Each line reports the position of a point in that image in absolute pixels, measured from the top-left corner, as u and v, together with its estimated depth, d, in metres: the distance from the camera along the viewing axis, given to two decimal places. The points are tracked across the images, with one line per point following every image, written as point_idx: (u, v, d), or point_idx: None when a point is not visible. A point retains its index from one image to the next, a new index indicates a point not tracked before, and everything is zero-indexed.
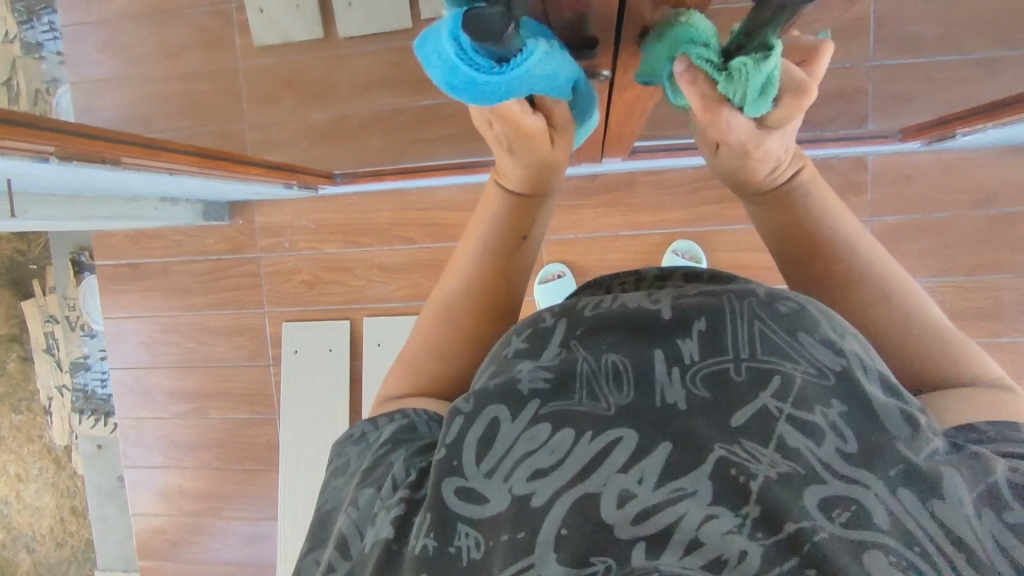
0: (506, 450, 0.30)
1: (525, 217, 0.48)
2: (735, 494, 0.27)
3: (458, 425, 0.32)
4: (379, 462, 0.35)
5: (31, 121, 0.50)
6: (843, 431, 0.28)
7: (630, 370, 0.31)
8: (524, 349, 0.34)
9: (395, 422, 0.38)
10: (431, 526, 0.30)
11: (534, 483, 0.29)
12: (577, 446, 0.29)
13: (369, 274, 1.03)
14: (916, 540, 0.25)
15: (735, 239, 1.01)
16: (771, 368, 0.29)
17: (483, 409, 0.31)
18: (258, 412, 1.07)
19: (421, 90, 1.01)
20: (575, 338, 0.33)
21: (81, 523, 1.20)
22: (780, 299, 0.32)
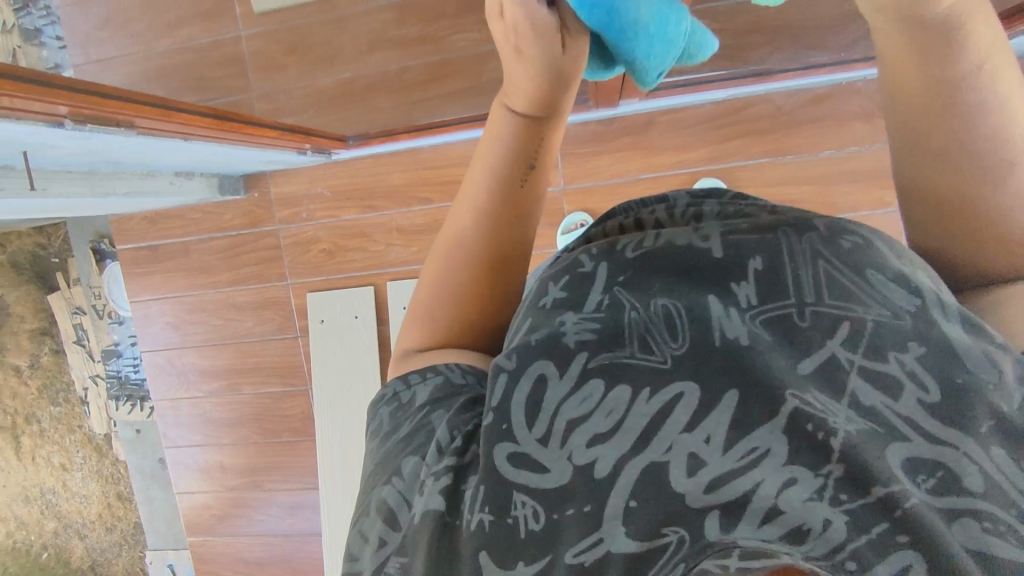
0: (560, 415, 0.25)
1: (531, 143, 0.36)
2: (815, 451, 0.22)
3: (503, 385, 0.26)
4: (417, 430, 0.30)
5: (38, 79, 0.49)
6: (922, 379, 0.23)
7: (684, 314, 0.25)
8: (563, 298, 0.28)
9: (427, 380, 0.32)
10: (487, 498, 0.26)
11: (596, 449, 0.25)
12: (634, 407, 0.25)
13: (389, 238, 1.01)
14: (1018, 499, 0.20)
15: (761, 173, 0.98)
16: (839, 313, 0.24)
17: (530, 368, 0.26)
18: (290, 384, 1.07)
19: (427, 46, 0.98)
20: (615, 287, 0.27)
21: (128, 508, 1.22)
22: (847, 231, 0.27)
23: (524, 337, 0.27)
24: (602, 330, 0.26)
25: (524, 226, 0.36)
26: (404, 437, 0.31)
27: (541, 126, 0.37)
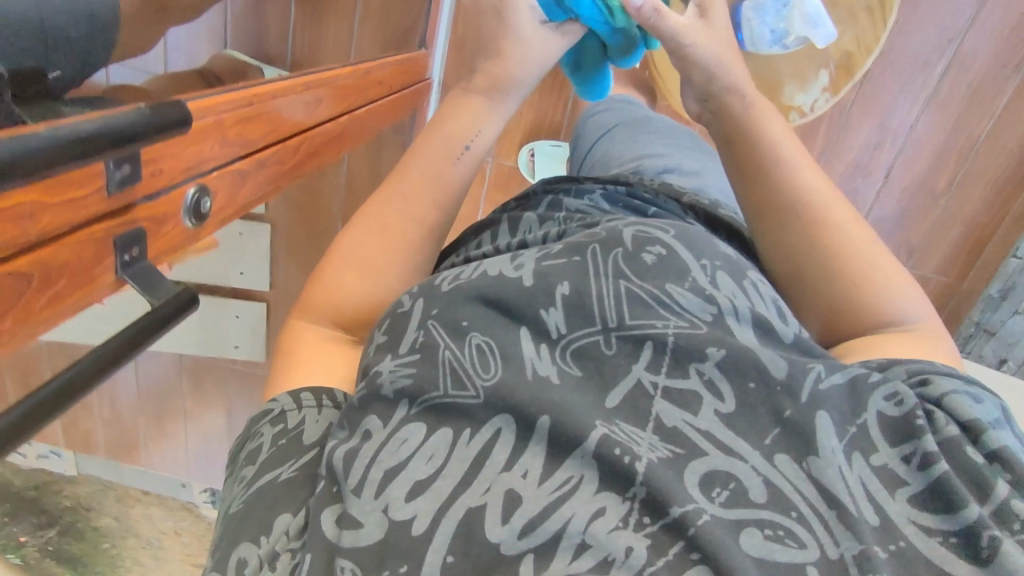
0: (381, 459, 0.36)
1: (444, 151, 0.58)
2: (623, 476, 0.33)
3: (342, 446, 0.38)
4: (299, 475, 0.40)
5: None
6: (722, 393, 0.35)
7: (494, 354, 0.38)
8: (384, 338, 0.42)
9: (318, 420, 0.43)
10: (318, 565, 0.34)
11: (413, 504, 0.34)
12: (456, 448, 0.36)
13: None
14: (792, 502, 0.32)
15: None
16: (641, 335, 0.37)
17: (361, 427, 0.38)
18: None
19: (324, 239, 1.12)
20: (430, 319, 0.40)
21: None
22: (645, 253, 0.40)
23: (356, 401, 0.40)
24: (417, 375, 0.38)
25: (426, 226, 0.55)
26: (285, 479, 0.40)
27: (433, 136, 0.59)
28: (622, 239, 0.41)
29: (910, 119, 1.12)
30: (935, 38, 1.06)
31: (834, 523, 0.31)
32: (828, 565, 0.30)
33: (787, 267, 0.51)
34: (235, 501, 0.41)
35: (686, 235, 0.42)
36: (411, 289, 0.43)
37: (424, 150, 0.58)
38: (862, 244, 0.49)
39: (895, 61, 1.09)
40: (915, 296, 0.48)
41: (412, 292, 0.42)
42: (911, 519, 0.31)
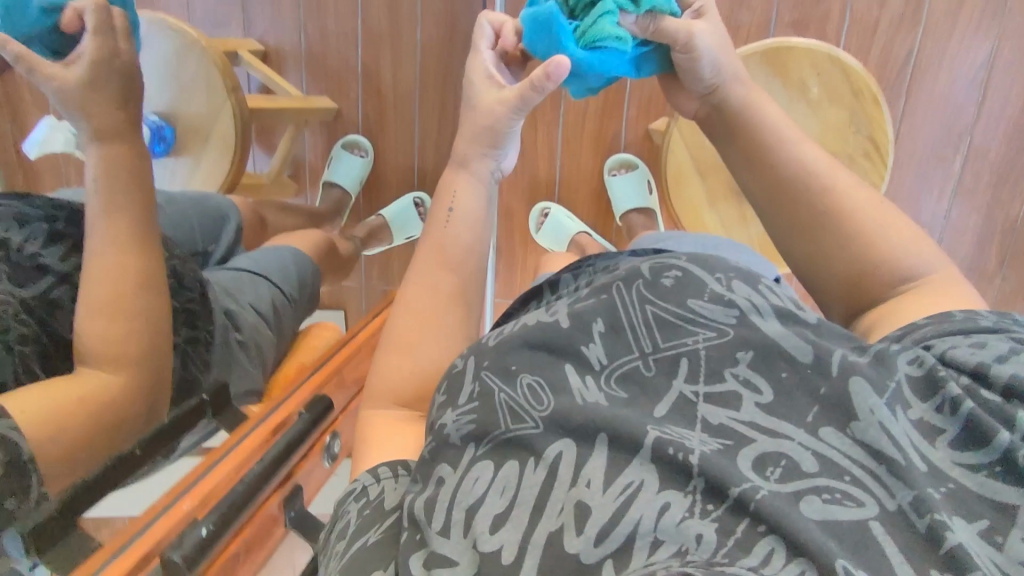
0: (462, 499, 0.40)
1: (443, 225, 0.65)
2: (681, 469, 0.37)
3: (423, 498, 0.43)
4: (385, 534, 0.45)
5: None
6: (758, 386, 0.39)
7: (545, 388, 0.43)
8: (445, 398, 0.47)
9: (395, 482, 0.50)
10: None
11: (500, 536, 0.38)
12: (527, 477, 0.40)
13: None
14: (845, 467, 0.35)
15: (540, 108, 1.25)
16: (674, 351, 0.42)
17: (435, 477, 0.43)
18: None
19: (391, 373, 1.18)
20: (483, 370, 0.45)
21: None
22: (663, 279, 0.45)
23: (427, 457, 0.45)
24: (480, 419, 0.43)
25: (451, 295, 0.61)
26: (373, 542, 0.45)
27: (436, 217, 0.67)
28: (641, 272, 0.46)
29: (941, 212, 1.21)
30: (947, 138, 1.18)
31: (887, 476, 0.35)
32: (890, 516, 0.33)
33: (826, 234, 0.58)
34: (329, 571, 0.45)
35: (697, 258, 0.47)
36: (463, 351, 0.49)
37: (426, 238, 0.66)
38: (874, 210, 0.57)
39: (914, 159, 1.19)
40: (930, 252, 0.55)
41: (464, 353, 0.48)
42: (955, 461, 0.35)
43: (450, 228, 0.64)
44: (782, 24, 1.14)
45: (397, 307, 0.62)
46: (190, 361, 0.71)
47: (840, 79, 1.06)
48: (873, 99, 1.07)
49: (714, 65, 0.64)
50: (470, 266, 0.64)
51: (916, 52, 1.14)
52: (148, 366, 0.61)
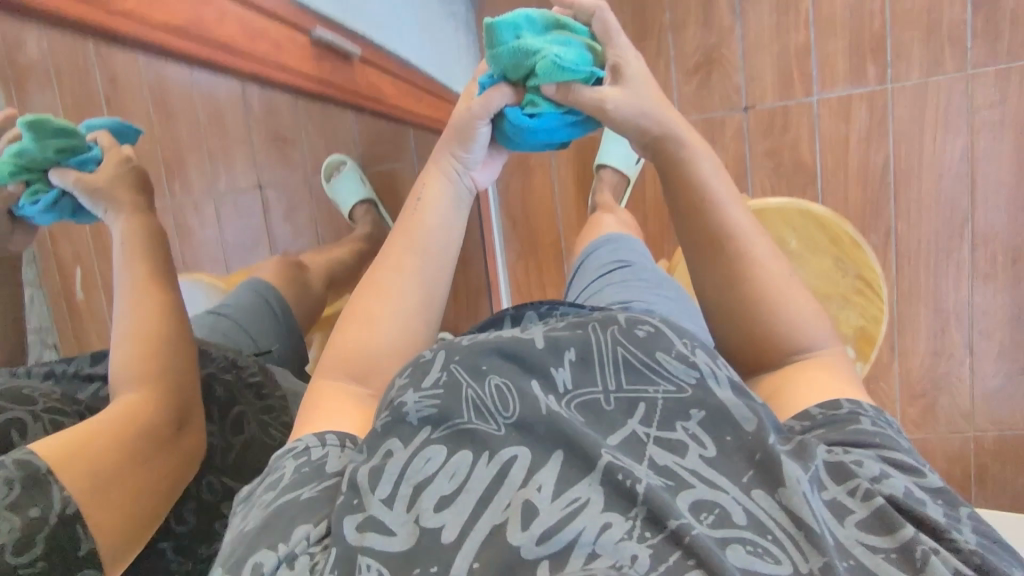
0: (411, 476, 0.42)
1: (414, 217, 0.64)
2: (624, 497, 0.40)
3: (364, 465, 0.43)
4: (320, 491, 0.46)
5: None
6: (705, 440, 0.43)
7: (511, 393, 0.44)
8: (405, 379, 0.46)
9: (338, 449, 0.49)
10: (345, 563, 0.40)
11: (444, 517, 0.40)
12: (479, 470, 0.41)
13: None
14: (767, 527, 0.40)
15: (544, 214, 1.40)
16: (634, 395, 0.44)
17: (381, 449, 0.43)
18: None
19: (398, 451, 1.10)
20: (453, 363, 0.46)
21: None
22: (637, 328, 0.47)
23: (375, 429, 0.45)
24: (442, 406, 0.44)
25: (413, 289, 0.60)
26: (306, 496, 0.45)
27: (412, 206, 0.66)
28: (617, 318, 0.48)
29: (964, 298, 1.20)
30: (947, 228, 1.17)
31: (803, 542, 0.39)
32: None
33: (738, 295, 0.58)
34: (251, 518, 0.46)
35: (673, 322, 0.49)
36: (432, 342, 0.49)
37: (399, 225, 0.65)
38: (781, 277, 0.58)
39: (924, 256, 1.20)
40: (825, 327, 0.58)
41: (433, 346, 0.48)
42: (860, 540, 0.40)
43: (421, 221, 0.63)
44: (755, 151, 1.23)
45: (361, 289, 0.61)
46: (272, 425, 0.82)
47: (815, 228, 1.15)
48: (850, 244, 1.15)
49: (646, 117, 0.60)
50: (442, 264, 0.62)
51: (894, 160, 1.17)
52: (168, 385, 0.65)
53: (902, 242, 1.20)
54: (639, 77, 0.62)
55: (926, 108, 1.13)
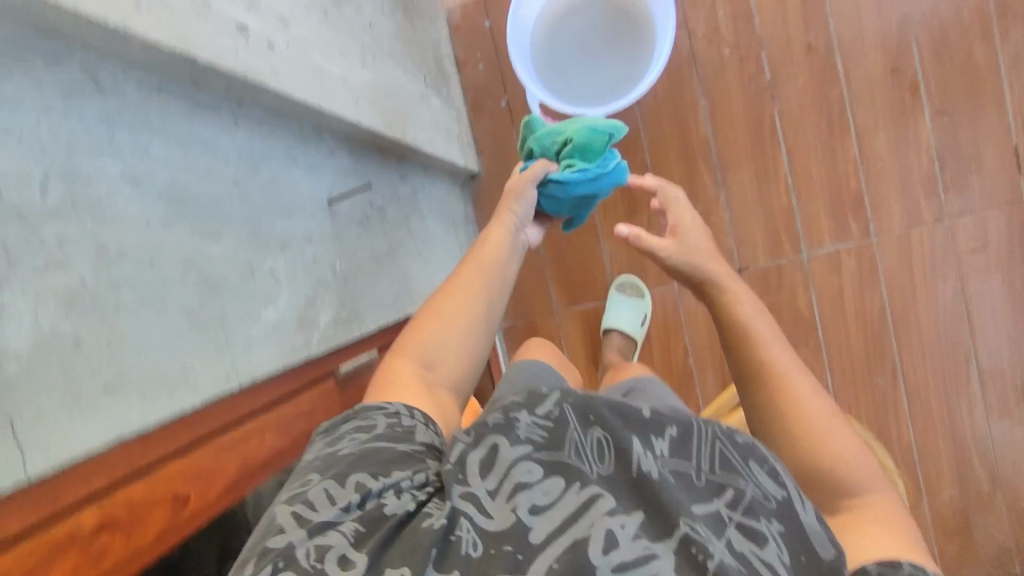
0: (508, 477, 0.42)
1: (484, 259, 0.65)
2: (694, 565, 0.38)
3: (465, 449, 0.44)
4: (410, 456, 0.47)
5: None
6: (782, 549, 0.41)
7: (610, 444, 0.44)
8: (519, 399, 0.47)
9: (427, 428, 0.52)
10: (442, 519, 0.40)
11: (533, 521, 0.40)
12: (567, 493, 0.41)
13: None
14: None
15: None
16: (724, 484, 0.43)
17: (485, 441, 0.44)
18: None
19: None
20: (567, 399, 0.47)
21: None
22: (738, 433, 0.47)
23: (484, 423, 0.46)
24: (549, 435, 0.44)
25: (474, 319, 0.61)
26: (400, 454, 0.47)
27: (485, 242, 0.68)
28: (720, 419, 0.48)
29: (984, 432, 1.09)
30: (950, 362, 1.09)
31: None
32: None
33: (780, 428, 0.59)
34: (343, 446, 0.48)
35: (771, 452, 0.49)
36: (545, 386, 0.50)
37: (469, 258, 0.67)
38: (828, 416, 0.59)
39: (935, 394, 1.10)
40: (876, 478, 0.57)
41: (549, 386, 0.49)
42: None
43: (489, 263, 0.65)
44: None
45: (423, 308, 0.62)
46: None
47: None
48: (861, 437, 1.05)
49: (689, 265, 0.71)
50: (500, 299, 0.64)
51: (890, 305, 1.10)
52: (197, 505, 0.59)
53: (913, 385, 1.10)
54: (694, 241, 0.73)
55: (912, 239, 1.09)
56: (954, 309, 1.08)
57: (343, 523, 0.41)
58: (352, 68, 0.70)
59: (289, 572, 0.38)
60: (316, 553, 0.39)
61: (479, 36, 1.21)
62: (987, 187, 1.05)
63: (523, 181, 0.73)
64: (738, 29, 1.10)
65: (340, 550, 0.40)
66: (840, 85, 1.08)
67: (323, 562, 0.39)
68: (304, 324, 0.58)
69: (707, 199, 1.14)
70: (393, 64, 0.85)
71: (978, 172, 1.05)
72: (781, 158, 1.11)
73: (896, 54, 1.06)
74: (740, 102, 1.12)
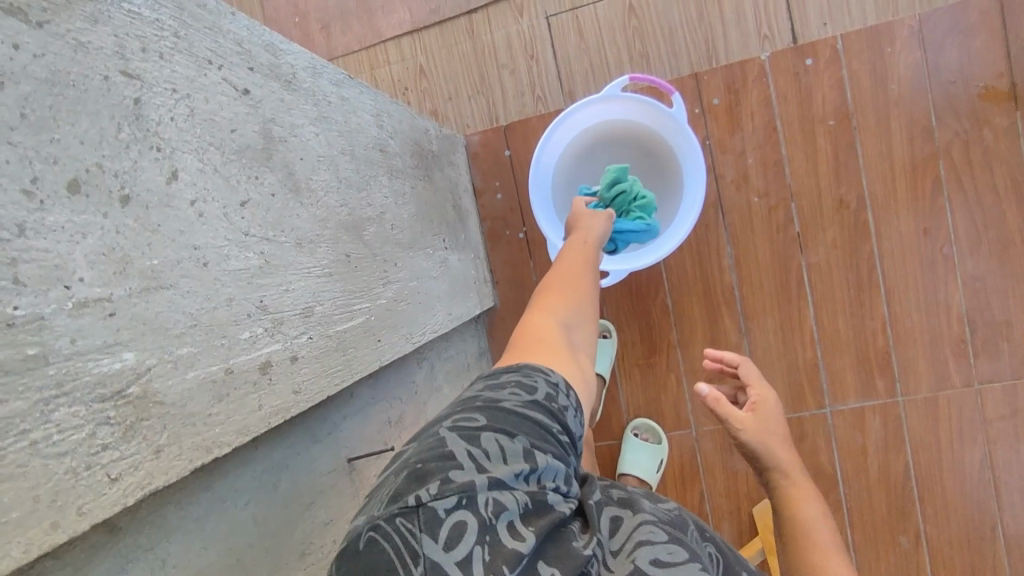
0: (640, 530, 0.48)
1: (581, 273, 0.75)
2: None
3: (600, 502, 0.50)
4: (566, 443, 0.48)
5: None
6: None
7: (712, 565, 0.52)
8: (641, 493, 0.55)
9: (577, 414, 0.52)
10: (587, 546, 0.44)
11: (658, 568, 0.44)
12: (688, 560, 0.46)
13: None
14: None
15: None
16: None
17: (615, 507, 0.51)
18: None
19: None
20: (680, 511, 0.55)
21: None
22: None
23: (613, 494, 0.53)
24: (669, 521, 0.51)
25: (579, 300, 0.69)
26: (558, 431, 0.47)
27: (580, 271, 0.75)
28: None
29: None
30: (973, 528, 1.06)
31: None
32: None
33: None
34: (509, 396, 0.47)
35: None
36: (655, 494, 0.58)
37: (571, 277, 0.73)
38: None
39: (958, 560, 1.07)
40: None
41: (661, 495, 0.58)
42: None
43: (584, 276, 0.75)
44: None
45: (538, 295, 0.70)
46: None
47: None
48: None
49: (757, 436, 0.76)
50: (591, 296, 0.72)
51: (913, 467, 1.07)
52: None
53: (936, 548, 1.07)
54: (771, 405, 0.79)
55: (938, 404, 1.05)
56: (979, 475, 1.05)
57: (517, 486, 0.42)
58: (375, 301, 0.66)
59: (468, 513, 0.39)
60: (493, 506, 0.40)
61: (500, 164, 1.19)
62: (1019, 357, 1.02)
63: (603, 220, 0.87)
64: (767, 178, 1.07)
65: (506, 522, 0.40)
66: (871, 242, 1.05)
67: (499, 520, 0.40)
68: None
69: (730, 347, 1.11)
70: (414, 252, 0.81)
71: (1010, 341, 1.02)
72: (808, 311, 1.08)
73: (928, 216, 1.03)
74: (767, 251, 1.08)
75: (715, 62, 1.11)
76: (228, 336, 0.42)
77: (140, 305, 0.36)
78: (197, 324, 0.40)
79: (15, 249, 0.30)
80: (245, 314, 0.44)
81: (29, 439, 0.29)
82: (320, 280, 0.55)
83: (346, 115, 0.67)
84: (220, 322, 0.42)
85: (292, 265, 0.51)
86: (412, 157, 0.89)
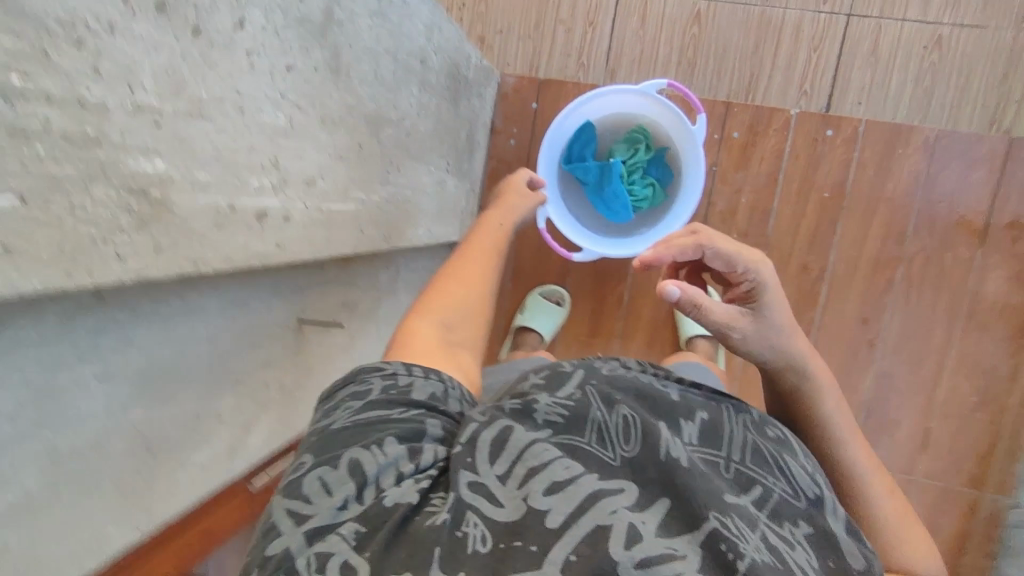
0: (524, 458, 0.45)
1: (482, 256, 0.76)
2: (729, 566, 0.41)
3: (478, 428, 0.47)
4: (410, 417, 0.49)
5: None
6: (814, 548, 0.46)
7: (636, 425, 0.48)
8: (542, 382, 0.52)
9: (426, 381, 0.52)
10: (454, 514, 0.42)
11: (549, 499, 0.42)
12: (586, 473, 0.44)
13: None
14: None
15: None
16: (755, 478, 0.49)
17: (496, 422, 0.47)
18: None
19: None
20: (589, 385, 0.52)
21: None
22: (766, 426, 0.54)
23: (499, 409, 0.49)
24: (571, 415, 0.49)
25: (476, 287, 0.70)
26: (396, 417, 0.48)
27: (477, 251, 0.77)
28: (751, 411, 0.55)
29: None
30: None
31: None
32: None
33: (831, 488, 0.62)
34: (335, 420, 0.48)
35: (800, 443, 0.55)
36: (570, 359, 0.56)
37: (471, 259, 0.75)
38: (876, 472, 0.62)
39: None
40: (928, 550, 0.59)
41: (573, 363, 0.55)
42: None
43: (486, 258, 0.77)
44: None
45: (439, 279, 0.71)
46: None
47: None
48: None
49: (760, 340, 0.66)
50: (491, 280, 0.73)
51: None
52: None
53: None
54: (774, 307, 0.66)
55: None
56: None
57: (343, 517, 0.42)
58: (369, 196, 0.71)
59: None
60: (318, 559, 0.40)
61: (524, 114, 1.22)
62: (893, 453, 1.15)
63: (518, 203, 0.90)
64: (751, 222, 1.15)
65: (339, 555, 0.40)
66: (815, 312, 1.15)
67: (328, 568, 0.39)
68: (232, 454, 0.60)
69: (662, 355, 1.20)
70: (418, 165, 0.86)
71: (892, 436, 1.15)
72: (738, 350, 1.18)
73: (872, 308, 1.13)
74: None
75: (750, 99, 1.17)
76: (240, 179, 0.48)
77: (178, 125, 0.42)
78: (218, 157, 0.46)
79: (103, 42, 0.36)
80: (259, 164, 0.50)
81: (69, 201, 0.36)
82: (329, 160, 0.60)
83: (402, 18, 0.70)
84: (236, 163, 0.48)
85: (311, 138, 0.56)
86: (447, 79, 0.92)
